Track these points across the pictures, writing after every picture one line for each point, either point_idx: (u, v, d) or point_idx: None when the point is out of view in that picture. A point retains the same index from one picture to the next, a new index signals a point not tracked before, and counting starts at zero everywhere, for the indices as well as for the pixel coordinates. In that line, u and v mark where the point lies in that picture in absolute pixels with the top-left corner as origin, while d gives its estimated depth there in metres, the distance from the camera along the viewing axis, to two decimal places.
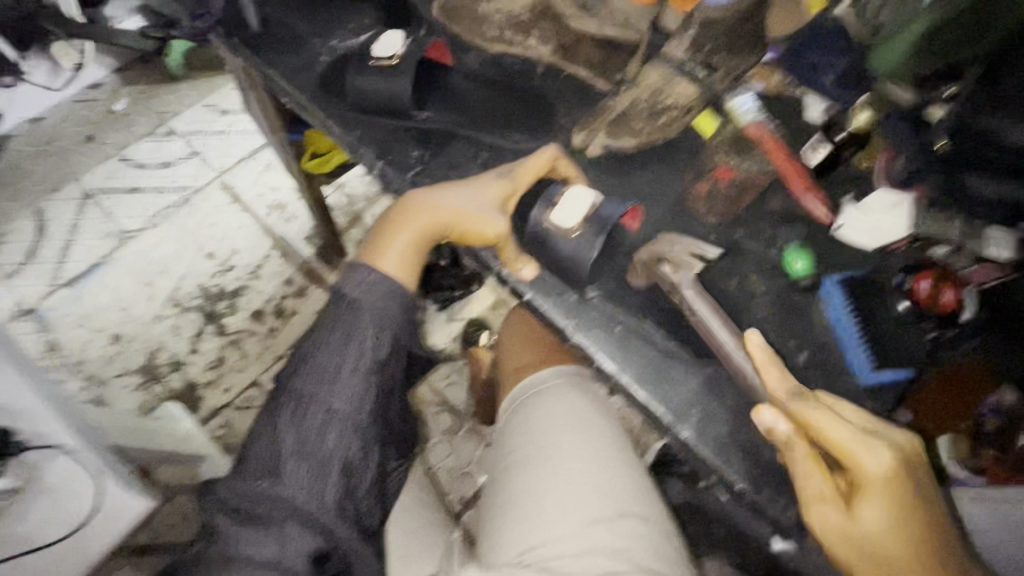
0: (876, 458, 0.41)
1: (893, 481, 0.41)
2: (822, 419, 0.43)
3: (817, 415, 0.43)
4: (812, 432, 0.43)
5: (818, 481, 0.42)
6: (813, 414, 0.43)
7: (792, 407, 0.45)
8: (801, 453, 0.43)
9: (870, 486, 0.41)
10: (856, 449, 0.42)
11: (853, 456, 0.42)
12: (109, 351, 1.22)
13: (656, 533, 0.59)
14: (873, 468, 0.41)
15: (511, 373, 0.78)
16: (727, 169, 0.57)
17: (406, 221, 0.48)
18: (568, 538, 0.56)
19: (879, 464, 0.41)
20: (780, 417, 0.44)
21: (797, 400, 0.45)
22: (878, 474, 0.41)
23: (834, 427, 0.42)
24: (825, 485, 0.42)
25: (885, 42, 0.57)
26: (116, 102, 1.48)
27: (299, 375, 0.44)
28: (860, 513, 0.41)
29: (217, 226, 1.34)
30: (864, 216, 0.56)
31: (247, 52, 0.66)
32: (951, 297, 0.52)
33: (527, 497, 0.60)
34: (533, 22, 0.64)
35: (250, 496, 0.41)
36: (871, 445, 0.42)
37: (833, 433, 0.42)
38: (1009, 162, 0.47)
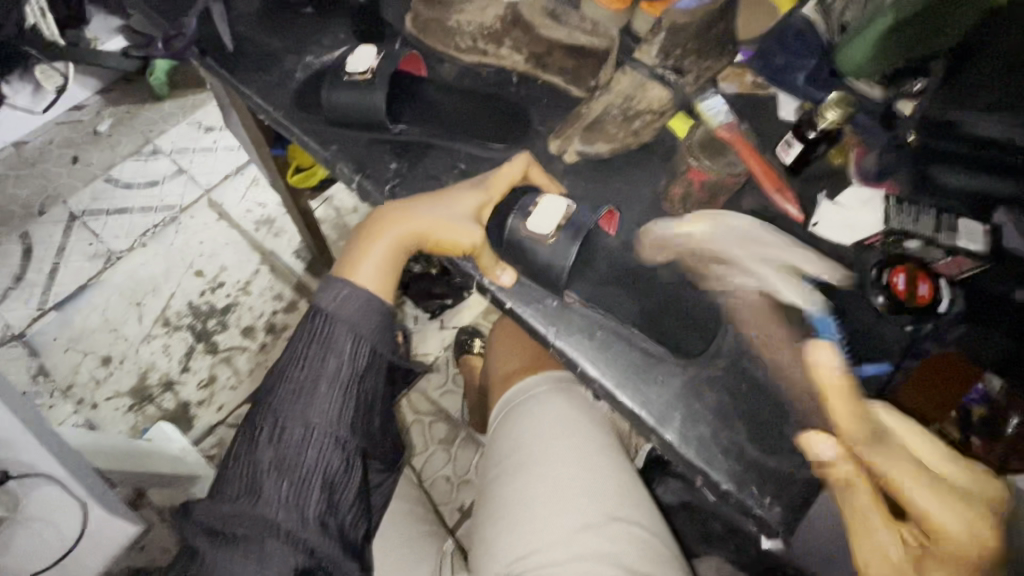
0: (939, 510, 0.41)
1: (978, 541, 0.40)
2: (886, 463, 0.42)
3: (884, 459, 0.43)
4: (887, 481, 0.42)
5: (883, 534, 0.42)
6: (874, 456, 0.43)
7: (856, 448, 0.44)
8: (864, 496, 0.43)
9: (948, 544, 0.40)
10: (939, 511, 0.41)
11: (916, 505, 0.41)
12: (99, 374, 1.21)
13: (646, 535, 0.59)
14: (955, 531, 0.40)
15: (500, 379, 0.79)
16: (699, 170, 0.56)
17: (384, 230, 0.48)
18: (558, 544, 0.56)
19: (960, 523, 0.40)
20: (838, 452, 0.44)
21: (861, 443, 0.44)
22: (958, 534, 0.40)
23: (894, 465, 0.42)
24: (880, 521, 0.43)
25: (851, 39, 0.61)
26: (100, 123, 1.47)
27: (276, 392, 0.44)
28: (880, 536, 0.42)
29: (205, 244, 1.34)
30: (839, 211, 0.56)
31: (223, 72, 0.67)
32: (926, 290, 0.52)
33: (517, 504, 0.60)
34: (505, 31, 0.63)
35: (229, 516, 0.41)
36: (959, 509, 0.41)
37: (892, 472, 0.42)
38: (980, 156, 0.54)
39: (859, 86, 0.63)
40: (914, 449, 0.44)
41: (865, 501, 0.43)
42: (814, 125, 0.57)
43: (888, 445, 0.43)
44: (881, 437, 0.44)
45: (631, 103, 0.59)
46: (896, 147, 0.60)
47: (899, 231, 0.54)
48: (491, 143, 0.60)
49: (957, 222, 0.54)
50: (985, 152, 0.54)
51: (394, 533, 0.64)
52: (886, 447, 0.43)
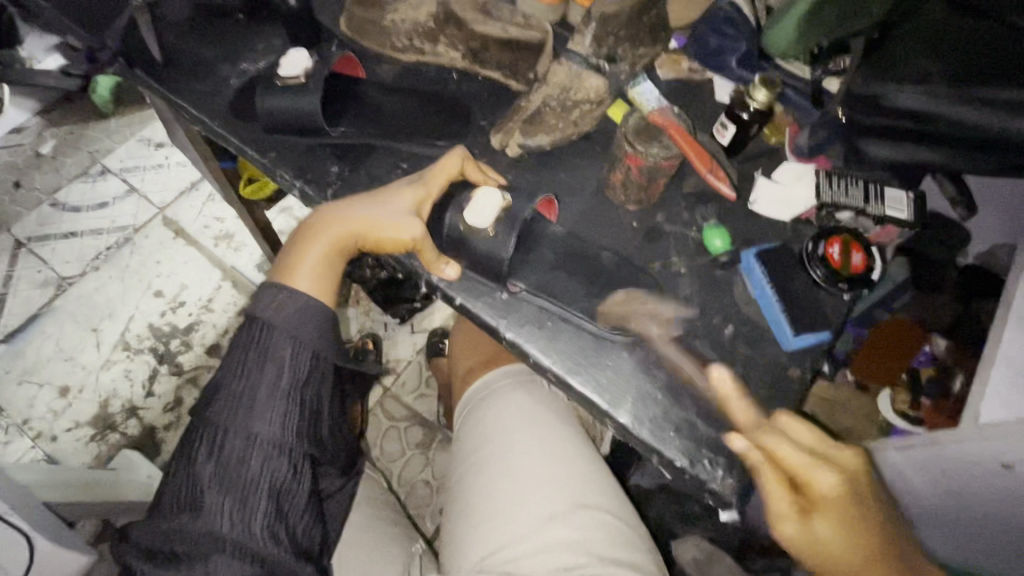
0: (827, 478, 0.45)
1: (844, 491, 0.44)
2: (775, 443, 0.46)
3: (775, 440, 0.46)
4: (777, 458, 0.45)
5: (781, 502, 0.45)
6: (771, 440, 0.46)
7: (754, 435, 0.47)
8: (768, 471, 0.45)
9: (822, 502, 0.44)
10: (809, 470, 0.45)
11: (808, 478, 0.45)
12: (57, 405, 1.16)
13: (614, 521, 0.59)
14: (825, 487, 0.44)
15: (462, 374, 0.80)
16: (635, 157, 0.53)
17: (318, 234, 0.48)
18: (525, 540, 0.56)
19: (831, 480, 0.45)
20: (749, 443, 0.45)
21: (758, 428, 0.47)
22: (826, 489, 0.44)
23: (788, 449, 0.45)
24: (790, 506, 0.45)
25: (780, 20, 0.62)
26: (41, 145, 1.41)
27: (215, 405, 0.43)
28: (819, 529, 0.44)
29: (162, 263, 1.30)
30: (777, 186, 0.58)
31: (155, 82, 0.65)
32: (859, 259, 0.55)
33: (483, 504, 0.60)
34: (439, 29, 0.63)
35: (168, 535, 0.41)
36: (821, 465, 0.45)
37: (788, 455, 0.45)
38: (900, 129, 0.55)
39: (791, 68, 0.64)
40: (786, 426, 0.47)
41: (769, 478, 0.45)
42: (745, 105, 0.58)
43: (772, 428, 0.47)
44: (765, 422, 0.48)
45: (569, 93, 0.60)
46: (828, 122, 0.61)
47: (832, 204, 0.56)
48: (434, 140, 0.60)
49: (884, 193, 0.57)
50: (912, 123, 0.54)
51: (363, 541, 0.63)
52: (770, 432, 0.46)
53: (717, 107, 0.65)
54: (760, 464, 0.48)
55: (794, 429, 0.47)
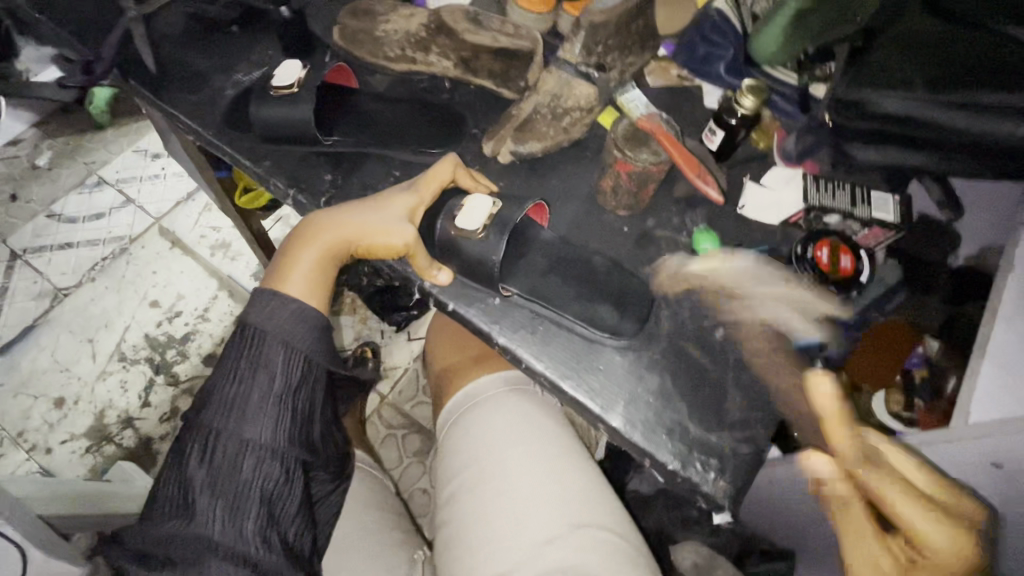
0: (937, 535, 0.40)
1: (963, 555, 0.40)
2: (885, 486, 0.42)
3: (883, 483, 0.43)
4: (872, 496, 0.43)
5: (876, 552, 0.42)
6: (881, 483, 0.43)
7: (852, 468, 0.44)
8: (857, 511, 0.44)
9: (928, 563, 0.40)
10: (920, 521, 0.41)
11: (909, 524, 0.41)
12: (52, 417, 1.16)
13: (613, 539, 0.58)
14: (940, 544, 0.40)
15: (444, 377, 0.80)
16: (625, 163, 0.54)
17: (309, 240, 0.48)
18: (521, 560, 0.55)
19: (947, 541, 0.40)
20: (827, 466, 0.45)
21: (858, 461, 0.45)
22: (940, 547, 0.40)
23: (890, 488, 0.42)
24: (879, 555, 0.42)
25: (764, 28, 0.63)
26: (38, 156, 1.42)
27: (206, 411, 0.43)
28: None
29: (158, 273, 1.30)
30: (765, 189, 0.60)
31: (150, 93, 0.66)
32: (847, 262, 0.56)
33: (477, 521, 0.59)
34: (431, 38, 0.64)
35: (163, 536, 0.41)
36: (931, 516, 0.41)
37: (885, 492, 0.42)
38: (885, 132, 0.57)
39: (775, 74, 0.65)
40: (888, 456, 0.45)
41: (858, 517, 0.44)
42: (733, 111, 0.59)
43: (876, 466, 0.44)
44: (868, 451, 0.45)
45: (559, 101, 0.61)
46: (815, 129, 0.62)
47: (819, 207, 0.59)
48: (427, 148, 0.61)
49: (869, 195, 0.60)
50: (896, 126, 0.56)
51: (361, 544, 0.62)
52: (874, 470, 0.44)
53: (706, 112, 0.66)
54: (751, 466, 0.49)
55: (897, 462, 0.45)
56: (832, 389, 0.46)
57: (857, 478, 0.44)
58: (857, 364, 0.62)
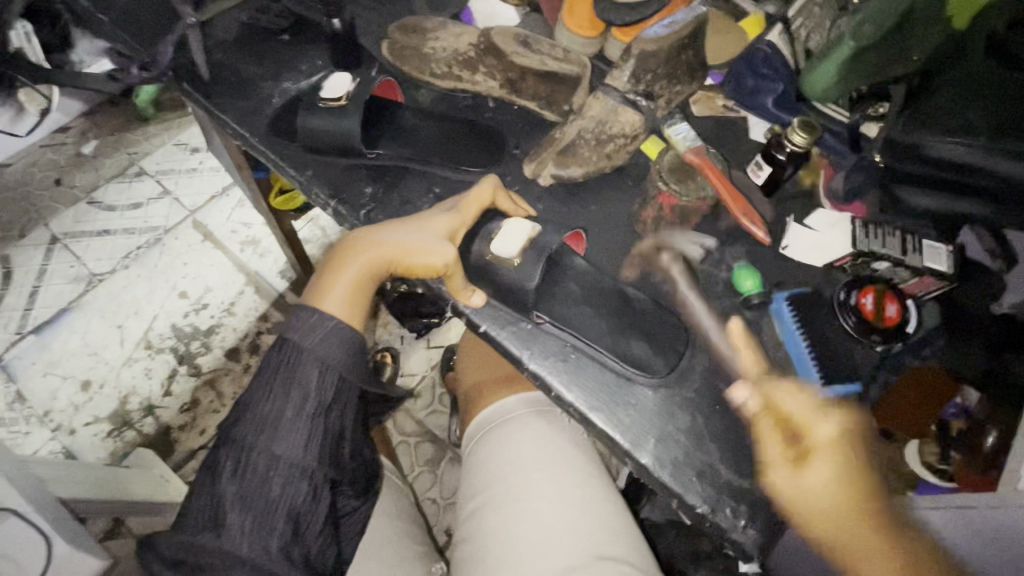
0: (825, 428, 0.46)
1: (841, 441, 0.46)
2: (780, 394, 0.48)
3: (779, 394, 0.48)
4: (776, 408, 0.48)
5: (775, 449, 0.47)
6: (779, 392, 0.48)
7: (760, 385, 0.49)
8: (765, 427, 0.48)
9: (818, 451, 0.46)
10: (811, 419, 0.47)
11: (808, 428, 0.47)
12: (78, 399, 1.18)
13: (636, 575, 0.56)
14: (823, 435, 0.46)
15: (470, 389, 0.81)
16: (669, 195, 0.57)
17: (350, 259, 0.48)
18: None
19: (828, 429, 0.46)
20: (751, 395, 0.49)
21: (764, 379, 0.50)
22: (824, 437, 0.46)
23: (790, 399, 0.48)
24: (783, 453, 0.47)
25: (819, 63, 0.61)
26: (84, 144, 1.46)
27: (241, 424, 0.44)
28: (812, 476, 0.45)
29: (189, 265, 1.32)
30: (807, 234, 0.58)
31: (200, 98, 0.67)
32: (893, 311, 0.54)
33: (494, 545, 0.58)
34: (479, 59, 0.64)
35: (191, 549, 0.41)
36: (823, 415, 0.47)
37: (787, 405, 0.48)
38: (940, 178, 0.56)
39: (828, 111, 0.63)
40: (790, 382, 0.49)
41: (766, 428, 0.48)
42: (782, 146, 0.58)
43: (781, 384, 0.49)
44: (774, 375, 0.50)
45: (605, 127, 0.60)
46: (863, 168, 0.61)
47: (868, 253, 0.55)
48: (468, 166, 0.61)
49: (921, 244, 0.56)
50: (947, 171, 0.55)
51: (384, 555, 0.61)
52: (778, 384, 0.49)
53: (752, 146, 0.65)
54: (784, 517, 0.47)
55: (800, 391, 0.48)
56: (741, 327, 0.53)
57: (769, 398, 0.48)
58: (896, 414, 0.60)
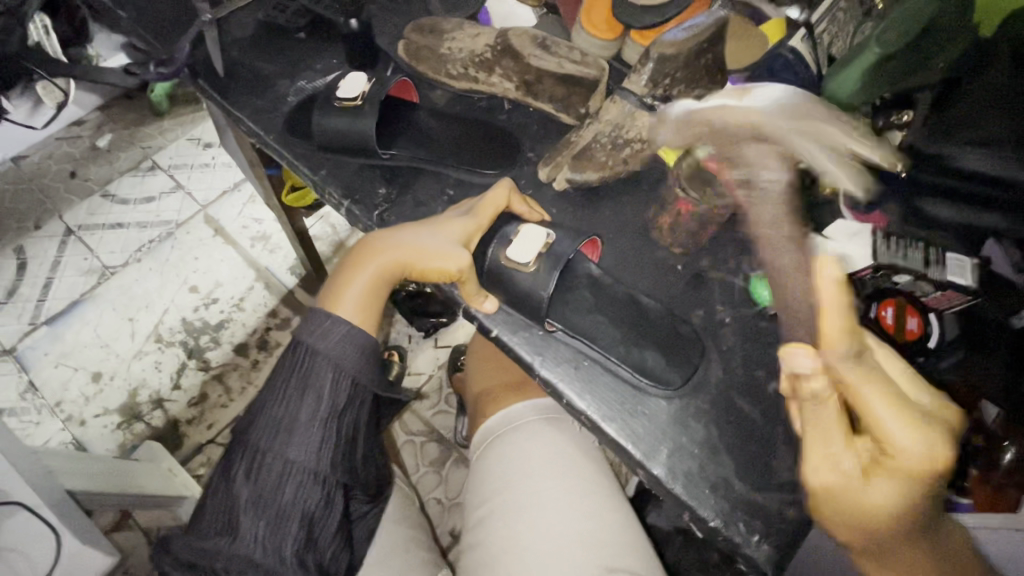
0: (912, 443, 0.38)
1: (935, 461, 0.38)
2: (875, 401, 0.39)
3: (870, 395, 0.39)
4: (858, 406, 0.40)
5: (845, 456, 0.40)
6: (858, 381, 0.40)
7: (830, 362, 0.41)
8: (830, 413, 0.41)
9: (895, 463, 0.39)
10: (896, 429, 0.38)
11: (890, 433, 0.39)
12: (89, 391, 1.19)
13: None
14: (907, 448, 0.38)
15: (479, 392, 0.80)
16: (686, 203, 0.54)
17: (366, 262, 0.48)
18: None
19: (916, 444, 0.38)
20: (813, 362, 0.41)
21: (843, 359, 0.40)
22: (910, 452, 0.38)
23: (881, 404, 0.39)
24: (845, 452, 0.40)
25: (840, 70, 0.62)
26: (99, 138, 1.48)
27: (256, 428, 0.44)
28: (872, 486, 0.39)
29: (200, 260, 1.33)
30: (827, 244, 0.56)
31: (216, 95, 0.67)
32: (914, 324, 0.55)
33: (503, 551, 0.57)
34: (496, 59, 0.64)
35: (206, 551, 0.42)
36: (921, 429, 0.38)
37: (874, 406, 0.39)
38: (970, 189, 0.54)
39: (851, 119, 0.62)
40: (869, 360, 0.41)
41: (828, 424, 0.41)
42: None
43: (865, 367, 0.41)
44: (855, 352, 0.41)
45: (621, 131, 0.59)
46: (886, 177, 0.60)
47: (888, 266, 0.54)
48: (482, 168, 0.60)
49: (946, 257, 0.53)
50: (977, 183, 0.53)
51: (389, 558, 0.61)
52: (866, 377, 0.40)
53: None
54: (799, 533, 0.46)
55: (880, 377, 0.40)
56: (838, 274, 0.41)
57: (854, 395, 0.40)
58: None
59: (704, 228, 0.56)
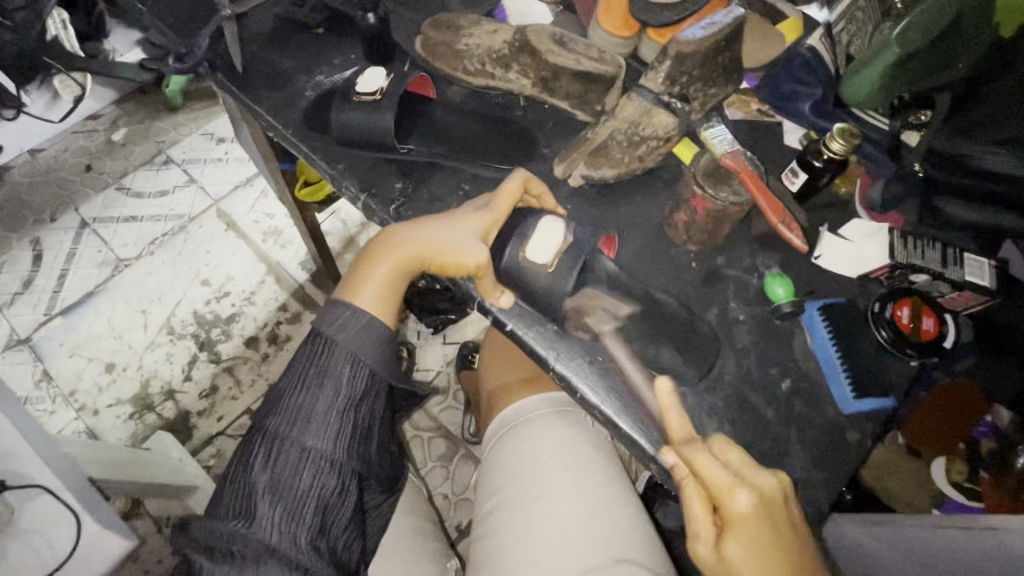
0: (743, 499, 0.42)
1: (767, 499, 0.42)
2: (700, 457, 0.44)
3: (700, 455, 0.44)
4: (697, 473, 0.44)
5: (699, 516, 0.43)
6: (693, 452, 0.45)
7: (680, 446, 0.46)
8: (692, 491, 0.44)
9: (736, 524, 0.42)
10: (728, 489, 0.42)
11: (724, 495, 0.43)
12: (102, 381, 1.21)
13: None
14: (740, 507, 0.42)
15: (492, 388, 0.81)
16: (703, 200, 0.55)
17: (385, 255, 0.48)
18: None
19: (746, 500, 0.42)
20: (672, 454, 0.45)
21: (687, 440, 0.46)
22: (744, 509, 0.42)
23: (711, 466, 0.43)
24: (705, 528, 0.43)
25: (857, 72, 0.61)
26: (115, 132, 1.49)
27: (275, 416, 0.45)
28: (730, 551, 0.42)
29: (212, 253, 1.34)
30: (844, 244, 0.56)
31: (235, 89, 0.68)
32: (930, 324, 0.53)
33: (514, 544, 0.58)
34: (513, 57, 0.64)
35: (224, 536, 0.42)
36: (738, 487, 0.42)
37: (710, 473, 0.43)
38: (986, 191, 0.54)
39: (868, 117, 0.62)
40: (717, 445, 0.46)
41: (689, 496, 0.44)
42: (820, 154, 0.57)
43: (699, 445, 0.46)
44: (696, 437, 0.47)
45: (637, 129, 0.59)
46: (900, 178, 0.60)
47: (907, 266, 0.54)
48: (498, 164, 0.61)
49: (963, 258, 0.54)
50: (996, 184, 0.53)
51: (400, 550, 0.61)
52: (695, 445, 0.46)
53: (787, 152, 0.63)
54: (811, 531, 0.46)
55: (732, 457, 0.45)
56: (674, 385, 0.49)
57: (688, 457, 0.45)
58: (914, 427, 0.61)
59: (717, 227, 0.56)
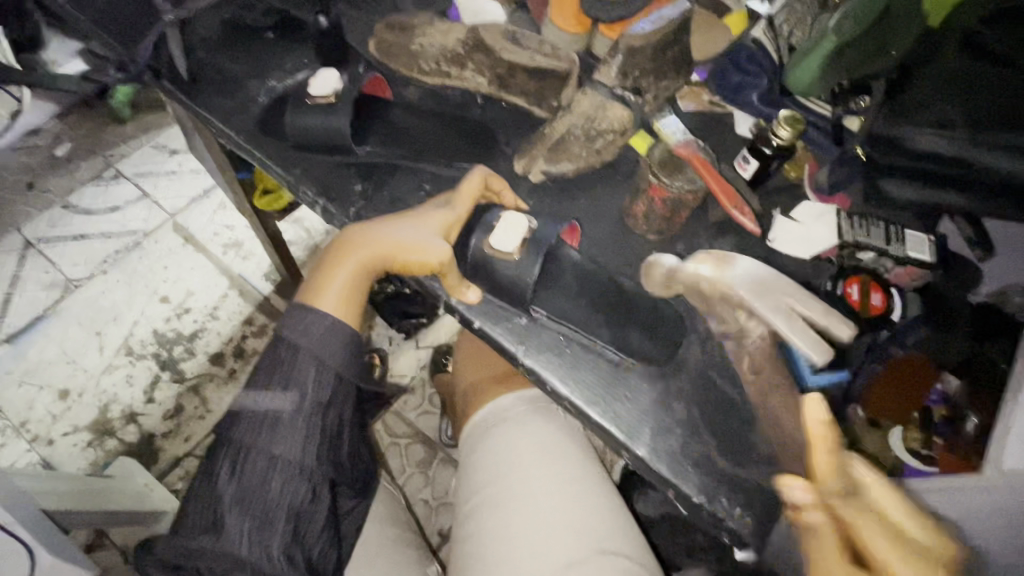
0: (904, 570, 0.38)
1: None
2: (865, 526, 0.40)
3: (856, 517, 0.40)
4: (850, 530, 0.41)
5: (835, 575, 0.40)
6: (853, 515, 0.41)
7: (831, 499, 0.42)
8: (829, 542, 0.41)
9: None
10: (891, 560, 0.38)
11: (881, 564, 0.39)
12: (55, 409, 1.15)
13: (635, 567, 0.57)
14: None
15: (466, 387, 0.81)
16: (660, 188, 0.55)
17: (345, 256, 0.47)
18: None
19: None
20: (809, 494, 0.43)
21: (833, 491, 0.42)
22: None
23: (870, 530, 0.40)
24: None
25: (802, 57, 0.65)
26: (58, 147, 1.42)
27: (239, 426, 0.44)
28: None
29: (171, 269, 1.30)
30: (797, 226, 0.59)
31: (183, 97, 0.66)
32: (878, 299, 0.57)
33: (494, 541, 0.58)
34: (468, 55, 0.64)
35: (193, 551, 0.42)
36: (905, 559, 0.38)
37: (868, 537, 0.40)
38: (923, 170, 0.56)
39: (811, 104, 0.66)
40: (886, 506, 0.41)
41: (828, 549, 0.41)
42: (769, 141, 0.60)
43: (856, 502, 0.41)
44: (851, 486, 0.43)
45: (594, 123, 0.60)
46: (845, 162, 0.62)
47: (853, 244, 0.58)
48: (458, 162, 0.61)
49: (903, 234, 0.59)
50: (932, 164, 0.55)
51: (379, 558, 0.60)
52: (849, 503, 0.41)
53: (738, 140, 0.66)
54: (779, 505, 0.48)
55: (876, 494, 0.42)
56: (825, 414, 0.44)
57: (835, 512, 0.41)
58: (873, 396, 0.59)
59: (677, 217, 0.57)
